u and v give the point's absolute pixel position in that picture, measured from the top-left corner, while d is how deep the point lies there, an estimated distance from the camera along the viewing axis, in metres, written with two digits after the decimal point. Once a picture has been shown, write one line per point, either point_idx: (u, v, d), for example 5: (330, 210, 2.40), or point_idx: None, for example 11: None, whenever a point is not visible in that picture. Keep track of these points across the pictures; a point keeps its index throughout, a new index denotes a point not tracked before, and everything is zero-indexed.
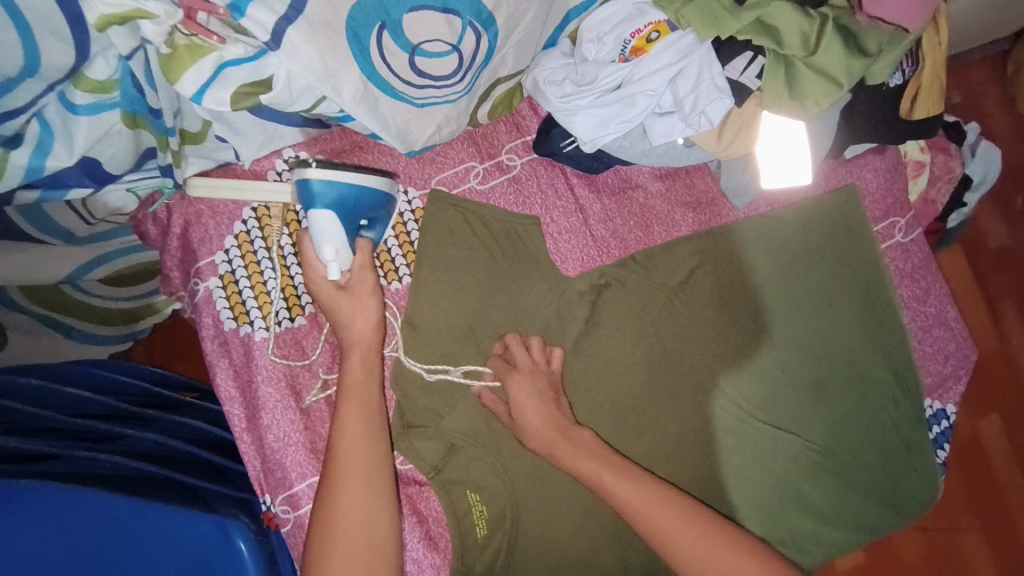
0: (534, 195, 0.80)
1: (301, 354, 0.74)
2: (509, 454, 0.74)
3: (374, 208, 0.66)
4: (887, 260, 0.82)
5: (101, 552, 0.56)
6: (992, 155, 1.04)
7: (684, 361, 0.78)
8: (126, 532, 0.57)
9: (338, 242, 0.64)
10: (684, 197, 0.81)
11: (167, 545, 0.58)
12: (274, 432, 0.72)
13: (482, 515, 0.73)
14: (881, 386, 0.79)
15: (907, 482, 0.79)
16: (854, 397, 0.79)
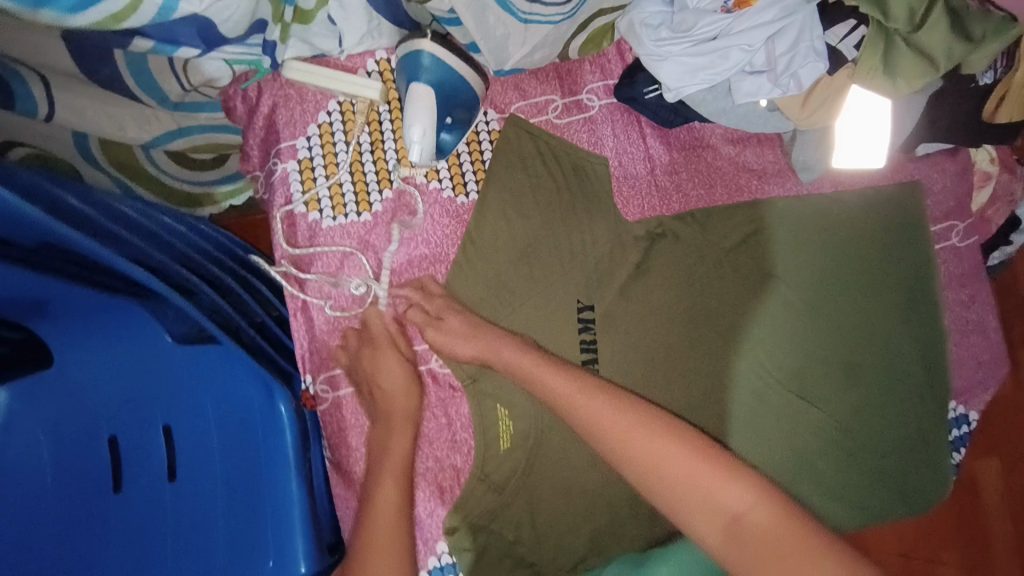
0: (608, 137, 0.82)
1: (362, 247, 0.77)
2: None
3: (465, 106, 0.71)
4: (939, 261, 0.84)
5: (165, 391, 0.70)
6: None
7: (723, 320, 0.80)
8: (190, 380, 0.71)
9: (424, 120, 0.68)
10: (752, 164, 0.82)
11: (222, 399, 0.72)
12: (325, 314, 0.75)
13: (507, 430, 0.77)
14: (910, 379, 0.80)
15: (919, 475, 0.81)
16: (881, 385, 0.80)
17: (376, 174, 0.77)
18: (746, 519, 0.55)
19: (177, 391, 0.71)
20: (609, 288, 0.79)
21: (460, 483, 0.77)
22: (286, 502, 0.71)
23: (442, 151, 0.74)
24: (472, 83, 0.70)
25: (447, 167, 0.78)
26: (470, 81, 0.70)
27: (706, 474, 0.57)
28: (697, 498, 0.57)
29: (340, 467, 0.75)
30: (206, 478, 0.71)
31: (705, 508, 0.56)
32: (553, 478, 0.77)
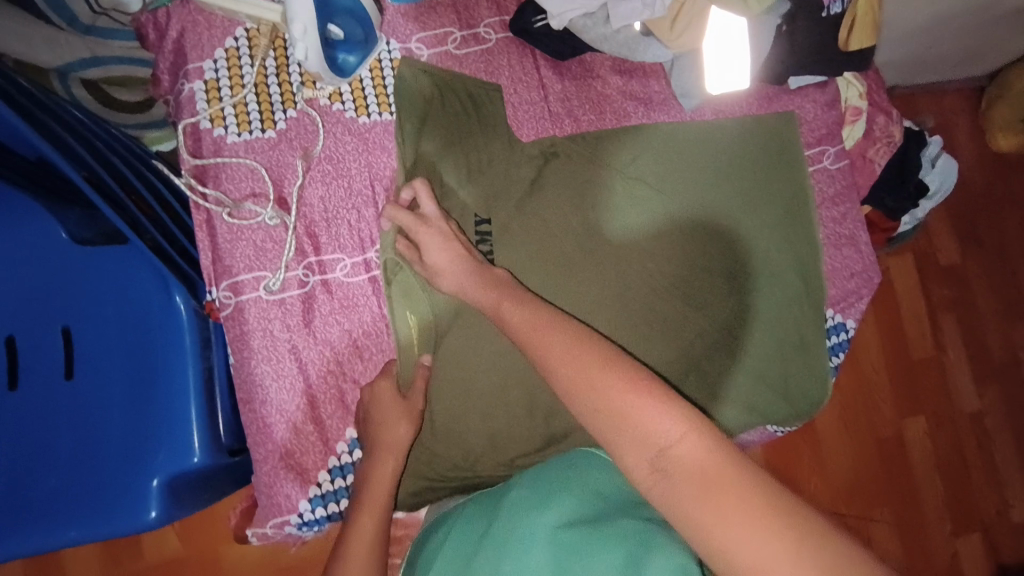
0: (505, 67, 0.88)
1: (266, 160, 0.80)
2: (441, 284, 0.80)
3: (348, 18, 0.78)
4: (813, 181, 0.91)
5: (64, 292, 0.73)
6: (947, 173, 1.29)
7: (622, 237, 0.86)
8: (85, 282, 0.73)
9: (304, 18, 0.73)
10: (638, 94, 0.89)
11: (114, 303, 0.74)
12: (225, 221, 0.78)
13: (414, 336, 0.78)
14: (786, 286, 0.87)
15: (801, 378, 0.87)
16: (760, 291, 0.87)
17: (281, 95, 0.81)
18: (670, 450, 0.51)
19: (73, 290, 0.73)
20: (507, 201, 0.85)
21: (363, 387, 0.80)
22: (179, 402, 0.73)
23: (345, 71, 0.80)
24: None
25: (350, 90, 0.83)
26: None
27: (639, 404, 0.54)
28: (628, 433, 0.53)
29: (241, 371, 0.77)
30: (100, 377, 0.72)
31: (635, 438, 0.53)
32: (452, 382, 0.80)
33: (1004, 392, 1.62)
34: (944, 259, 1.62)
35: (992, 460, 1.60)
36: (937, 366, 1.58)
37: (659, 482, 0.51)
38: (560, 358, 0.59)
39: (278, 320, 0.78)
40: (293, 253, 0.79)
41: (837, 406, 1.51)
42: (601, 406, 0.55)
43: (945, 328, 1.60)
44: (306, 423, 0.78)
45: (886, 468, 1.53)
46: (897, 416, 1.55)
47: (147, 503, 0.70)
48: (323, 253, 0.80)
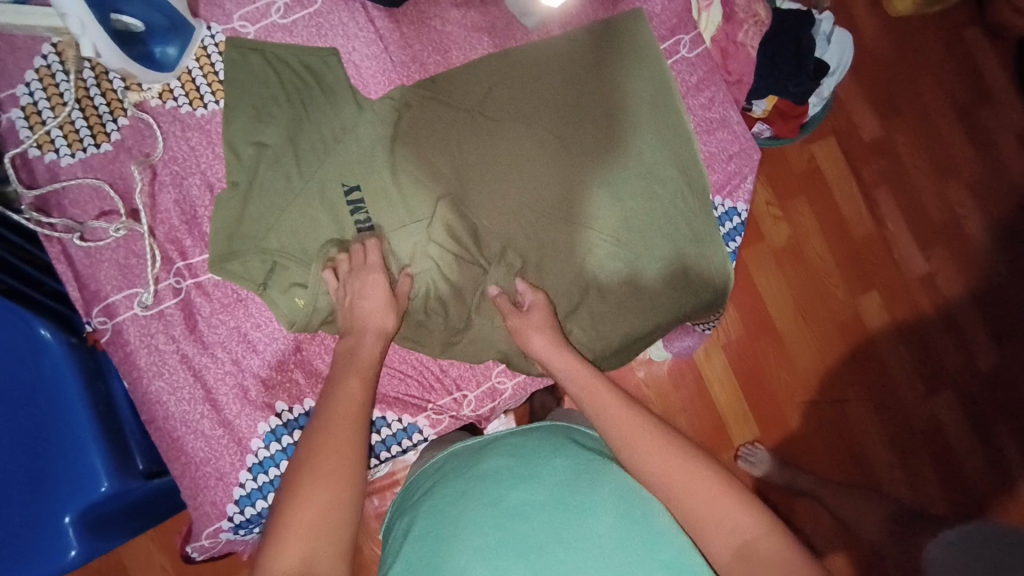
0: (334, 29, 0.85)
1: (109, 175, 0.77)
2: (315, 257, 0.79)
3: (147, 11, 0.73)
4: (674, 73, 0.90)
5: None
6: (846, 41, 1.41)
7: (524, 191, 0.84)
8: None
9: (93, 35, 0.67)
10: (480, 24, 0.87)
11: None
12: (79, 246, 0.75)
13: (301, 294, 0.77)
14: (666, 184, 0.87)
15: (701, 267, 0.87)
16: (641, 194, 0.86)
17: (107, 105, 0.78)
18: (756, 544, 0.56)
19: None
20: (372, 174, 0.81)
21: (267, 379, 0.79)
22: (76, 436, 0.72)
23: (165, 65, 0.78)
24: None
25: (180, 85, 0.80)
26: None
27: (720, 499, 0.58)
28: (718, 517, 0.58)
29: (137, 391, 0.75)
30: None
31: (715, 531, 0.58)
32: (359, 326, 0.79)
33: (953, 252, 1.58)
34: (866, 134, 1.59)
35: (956, 322, 1.56)
36: (879, 241, 1.56)
37: (740, 570, 0.56)
38: (646, 445, 0.63)
39: (161, 333, 0.76)
40: (159, 264, 0.77)
41: (790, 299, 1.50)
42: (671, 487, 0.60)
43: (878, 203, 1.57)
44: (215, 427, 0.76)
45: (853, 349, 1.52)
46: (850, 296, 1.53)
47: (69, 541, 0.70)
48: (191, 257, 0.78)
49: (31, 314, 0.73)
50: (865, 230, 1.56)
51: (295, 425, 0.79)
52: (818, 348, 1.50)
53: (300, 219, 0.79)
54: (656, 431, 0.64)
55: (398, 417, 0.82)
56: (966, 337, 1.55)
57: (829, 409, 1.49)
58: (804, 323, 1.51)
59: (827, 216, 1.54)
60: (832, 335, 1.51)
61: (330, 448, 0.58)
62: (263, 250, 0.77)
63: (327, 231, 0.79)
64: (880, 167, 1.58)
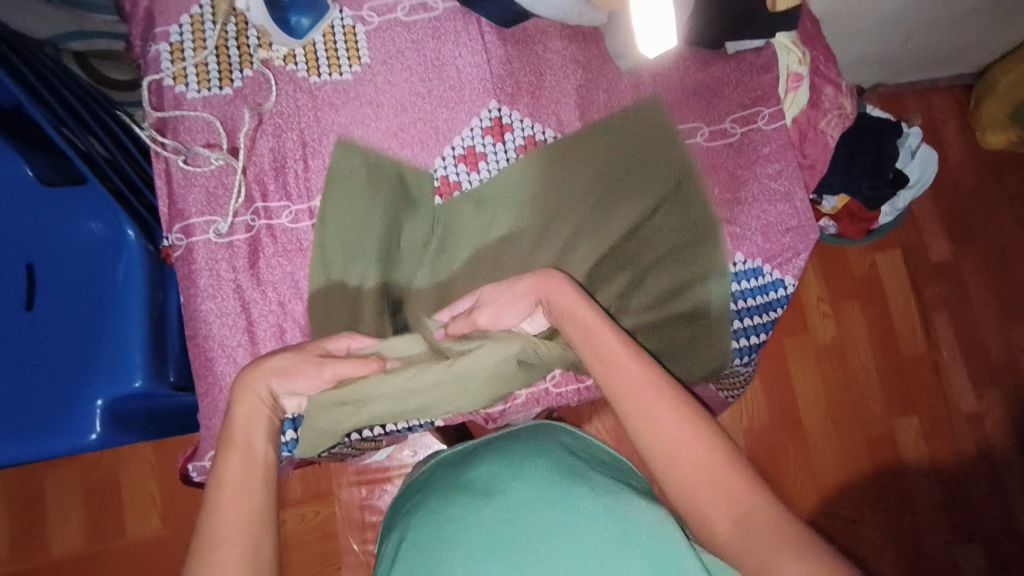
0: (448, 35, 0.93)
1: (223, 115, 0.86)
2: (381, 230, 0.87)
3: None
4: (749, 141, 0.94)
5: (34, 233, 0.79)
6: (930, 159, 1.40)
7: (578, 218, 0.90)
8: (51, 225, 0.80)
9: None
10: (579, 57, 0.93)
11: (79, 245, 0.80)
12: (181, 168, 0.84)
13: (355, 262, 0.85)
14: (716, 246, 0.89)
15: (716, 330, 0.89)
16: (673, 246, 0.90)
17: (239, 55, 0.88)
18: (757, 514, 0.59)
19: (38, 232, 0.79)
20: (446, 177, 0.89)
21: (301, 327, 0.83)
22: (126, 331, 0.79)
23: (296, 32, 0.87)
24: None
25: (303, 53, 0.89)
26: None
27: (726, 465, 0.62)
28: (720, 483, 0.61)
29: (188, 307, 0.82)
30: (64, 305, 0.79)
31: (719, 499, 0.61)
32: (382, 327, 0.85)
33: (1005, 395, 1.51)
34: (934, 256, 1.56)
35: (995, 468, 1.48)
36: (928, 365, 1.51)
37: (738, 534, 0.59)
38: (660, 422, 0.65)
39: (225, 261, 0.83)
40: (242, 200, 0.84)
41: (821, 398, 1.46)
42: (673, 457, 0.64)
43: (934, 325, 1.53)
44: (246, 358, 0.81)
45: (878, 466, 1.45)
46: (886, 413, 1.48)
47: (91, 424, 0.74)
48: (270, 201, 0.85)
49: (123, 215, 0.81)
50: (915, 350, 1.51)
51: None
52: (840, 456, 1.44)
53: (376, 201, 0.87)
54: (656, 388, 0.67)
55: None
56: (1004, 486, 1.47)
57: (844, 523, 1.41)
58: (827, 425, 1.45)
59: (876, 325, 1.51)
60: (856, 440, 1.46)
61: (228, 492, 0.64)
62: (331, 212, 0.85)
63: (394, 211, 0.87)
64: (943, 290, 1.54)
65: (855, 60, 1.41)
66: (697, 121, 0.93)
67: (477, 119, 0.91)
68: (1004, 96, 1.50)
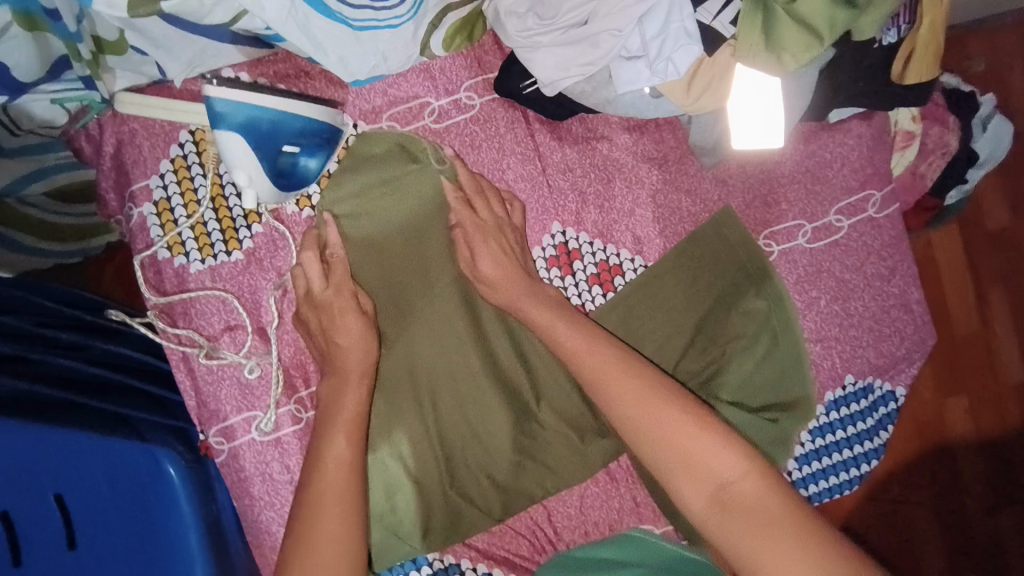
0: (489, 140, 0.75)
1: (237, 287, 0.71)
2: (424, 390, 0.73)
3: (299, 134, 0.65)
4: (857, 236, 0.79)
5: (50, 479, 0.60)
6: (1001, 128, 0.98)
7: (659, 345, 0.75)
8: (73, 465, 0.61)
9: (246, 165, 0.63)
10: (651, 153, 0.76)
11: (106, 483, 0.63)
12: (203, 363, 0.70)
13: (402, 440, 0.73)
14: (804, 389, 0.74)
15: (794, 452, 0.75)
16: (751, 357, 0.75)
17: (242, 208, 0.71)
18: (736, 487, 0.53)
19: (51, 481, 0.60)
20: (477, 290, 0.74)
21: None
22: (186, 564, 0.65)
23: (306, 179, 0.68)
24: (305, 111, 0.65)
25: (319, 191, 0.73)
26: (310, 113, 0.65)
27: (694, 435, 0.56)
28: (688, 454, 0.56)
29: (246, 518, 0.72)
30: (106, 546, 0.62)
31: (692, 474, 0.55)
32: (403, 501, 0.72)
33: None
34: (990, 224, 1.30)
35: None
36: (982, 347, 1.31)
37: (716, 515, 0.53)
38: (618, 399, 0.60)
39: (277, 462, 0.72)
40: (281, 388, 0.72)
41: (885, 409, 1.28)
42: (642, 434, 0.58)
43: (989, 300, 1.31)
44: None
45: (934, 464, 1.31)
46: (937, 396, 1.29)
47: None
48: (313, 385, 0.72)
49: (156, 446, 0.66)
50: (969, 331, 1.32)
51: (399, 571, 0.74)
52: (893, 450, 1.27)
53: (420, 333, 0.73)
54: (612, 358, 0.63)
55: (504, 575, 0.76)
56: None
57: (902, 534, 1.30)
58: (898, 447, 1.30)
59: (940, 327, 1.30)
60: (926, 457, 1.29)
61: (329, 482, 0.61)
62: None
63: (433, 364, 0.73)
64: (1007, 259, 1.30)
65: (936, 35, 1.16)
66: (797, 218, 0.78)
67: (539, 248, 0.75)
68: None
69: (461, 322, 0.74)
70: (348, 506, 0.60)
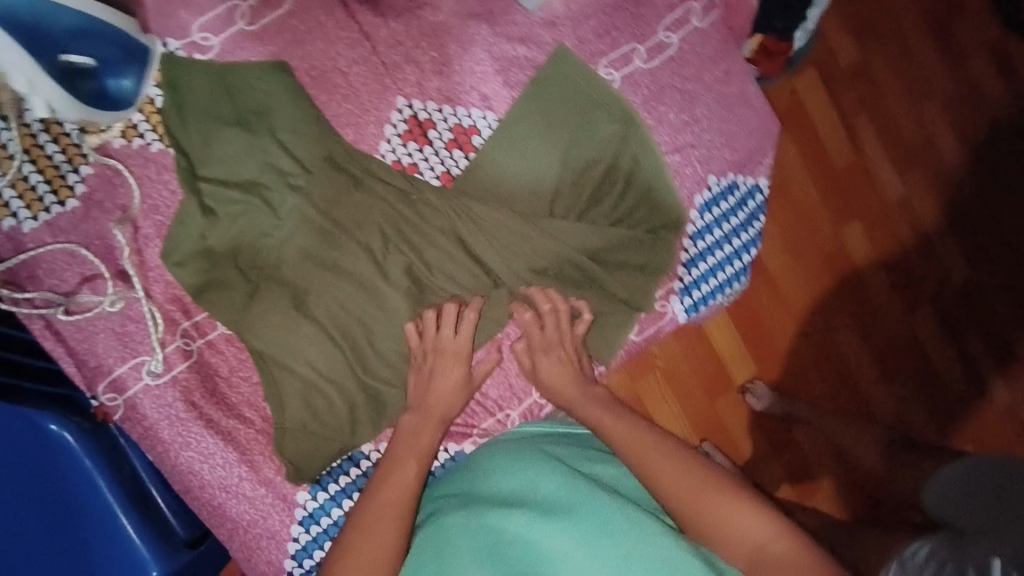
0: (311, 30, 0.73)
1: (84, 235, 0.67)
2: (320, 296, 0.72)
3: (81, 39, 0.61)
4: (687, 48, 0.83)
5: None
6: None
7: (529, 187, 0.78)
8: None
9: (16, 65, 0.58)
10: (475, 9, 0.77)
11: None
12: (67, 320, 0.67)
13: (307, 347, 0.72)
14: (673, 199, 0.82)
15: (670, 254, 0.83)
16: (620, 180, 0.80)
17: (63, 153, 0.67)
18: (770, 547, 0.59)
19: None
20: (344, 178, 0.73)
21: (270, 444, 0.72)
22: (110, 509, 0.68)
23: (119, 100, 0.66)
24: (82, 8, 0.60)
25: (144, 118, 0.69)
26: (88, 8, 0.60)
27: (725, 502, 0.63)
28: (727, 524, 0.62)
29: (163, 465, 0.70)
30: (20, 508, 0.66)
31: (733, 543, 0.61)
32: (324, 406, 0.73)
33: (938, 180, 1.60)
34: (844, 61, 1.36)
35: (978, 242, 1.39)
36: (861, 172, 1.36)
37: None
38: (658, 470, 0.68)
39: (180, 402, 0.70)
40: (162, 327, 0.69)
41: (783, 242, 1.31)
42: (684, 502, 0.65)
43: (857, 129, 1.36)
44: (256, 487, 0.72)
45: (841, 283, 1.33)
46: (837, 229, 1.34)
47: None
48: (196, 314, 0.71)
49: (28, 408, 0.66)
50: (847, 160, 1.35)
51: (339, 471, 0.74)
52: (796, 268, 1.30)
53: (301, 238, 0.72)
54: (636, 432, 0.72)
55: (444, 446, 0.79)
56: (1002, 252, 1.38)
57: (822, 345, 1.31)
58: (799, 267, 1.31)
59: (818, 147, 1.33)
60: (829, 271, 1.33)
61: (388, 487, 0.67)
62: (240, 254, 0.71)
63: (316, 266, 0.72)
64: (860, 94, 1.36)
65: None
66: (631, 42, 0.81)
67: (390, 126, 0.76)
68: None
69: (331, 207, 0.73)
70: (399, 508, 0.65)
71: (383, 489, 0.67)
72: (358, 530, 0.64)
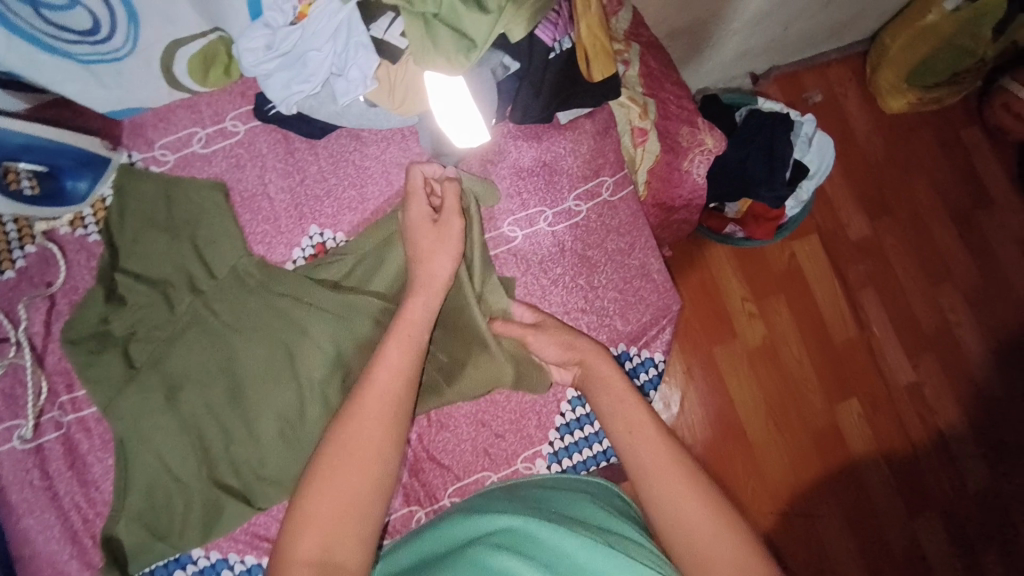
0: (253, 159, 0.85)
1: (7, 302, 0.77)
2: (189, 396, 0.77)
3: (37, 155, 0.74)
4: (593, 218, 0.88)
5: None
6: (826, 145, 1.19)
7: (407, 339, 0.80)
8: None
9: None
10: (400, 158, 0.87)
11: None
12: None
13: (161, 442, 0.76)
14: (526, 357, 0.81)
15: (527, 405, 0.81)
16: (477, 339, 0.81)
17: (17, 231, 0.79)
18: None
19: None
20: (244, 288, 0.80)
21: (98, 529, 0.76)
22: None
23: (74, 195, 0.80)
24: (32, 133, 0.71)
25: (92, 212, 0.81)
26: (26, 130, 0.71)
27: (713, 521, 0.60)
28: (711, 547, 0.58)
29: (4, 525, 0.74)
30: None
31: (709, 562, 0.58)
32: (164, 502, 0.76)
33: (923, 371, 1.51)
34: (853, 233, 1.32)
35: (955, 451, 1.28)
36: (863, 348, 1.28)
37: None
38: (652, 478, 0.63)
39: (37, 468, 0.75)
40: (43, 397, 0.76)
41: (762, 402, 1.23)
42: (673, 517, 0.60)
43: (861, 305, 1.30)
44: (80, 570, 0.75)
45: (831, 468, 1.23)
46: (828, 403, 1.25)
47: None
48: (76, 389, 0.77)
49: None
50: (845, 336, 1.28)
51: (161, 571, 0.77)
52: (777, 442, 1.22)
53: (193, 340, 0.78)
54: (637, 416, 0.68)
55: None
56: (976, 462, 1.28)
57: (800, 528, 1.21)
58: (780, 436, 1.23)
59: (817, 316, 1.27)
60: (818, 454, 1.23)
61: (386, 368, 0.63)
62: (131, 342, 0.78)
63: (194, 364, 0.77)
64: (868, 268, 1.32)
65: (739, 57, 1.20)
66: (539, 205, 0.87)
67: (299, 249, 0.85)
68: (899, 62, 1.26)
69: (225, 311, 0.79)
70: (394, 387, 0.62)
71: (379, 364, 0.63)
72: (352, 402, 0.60)
